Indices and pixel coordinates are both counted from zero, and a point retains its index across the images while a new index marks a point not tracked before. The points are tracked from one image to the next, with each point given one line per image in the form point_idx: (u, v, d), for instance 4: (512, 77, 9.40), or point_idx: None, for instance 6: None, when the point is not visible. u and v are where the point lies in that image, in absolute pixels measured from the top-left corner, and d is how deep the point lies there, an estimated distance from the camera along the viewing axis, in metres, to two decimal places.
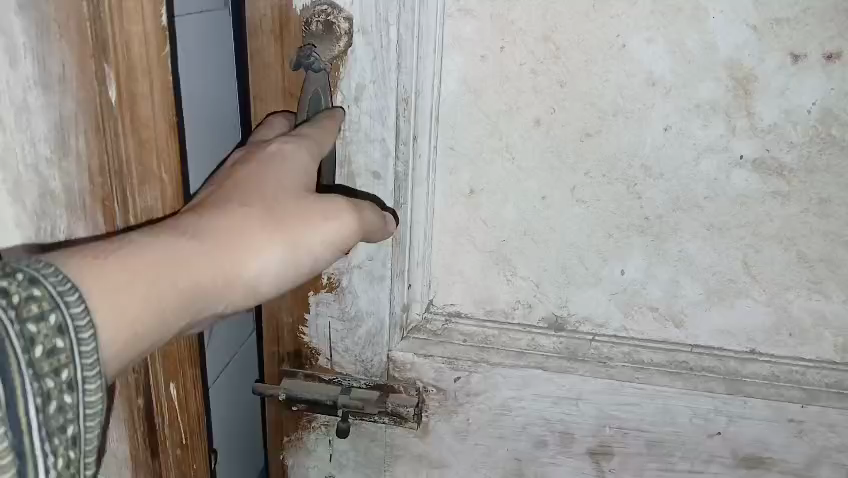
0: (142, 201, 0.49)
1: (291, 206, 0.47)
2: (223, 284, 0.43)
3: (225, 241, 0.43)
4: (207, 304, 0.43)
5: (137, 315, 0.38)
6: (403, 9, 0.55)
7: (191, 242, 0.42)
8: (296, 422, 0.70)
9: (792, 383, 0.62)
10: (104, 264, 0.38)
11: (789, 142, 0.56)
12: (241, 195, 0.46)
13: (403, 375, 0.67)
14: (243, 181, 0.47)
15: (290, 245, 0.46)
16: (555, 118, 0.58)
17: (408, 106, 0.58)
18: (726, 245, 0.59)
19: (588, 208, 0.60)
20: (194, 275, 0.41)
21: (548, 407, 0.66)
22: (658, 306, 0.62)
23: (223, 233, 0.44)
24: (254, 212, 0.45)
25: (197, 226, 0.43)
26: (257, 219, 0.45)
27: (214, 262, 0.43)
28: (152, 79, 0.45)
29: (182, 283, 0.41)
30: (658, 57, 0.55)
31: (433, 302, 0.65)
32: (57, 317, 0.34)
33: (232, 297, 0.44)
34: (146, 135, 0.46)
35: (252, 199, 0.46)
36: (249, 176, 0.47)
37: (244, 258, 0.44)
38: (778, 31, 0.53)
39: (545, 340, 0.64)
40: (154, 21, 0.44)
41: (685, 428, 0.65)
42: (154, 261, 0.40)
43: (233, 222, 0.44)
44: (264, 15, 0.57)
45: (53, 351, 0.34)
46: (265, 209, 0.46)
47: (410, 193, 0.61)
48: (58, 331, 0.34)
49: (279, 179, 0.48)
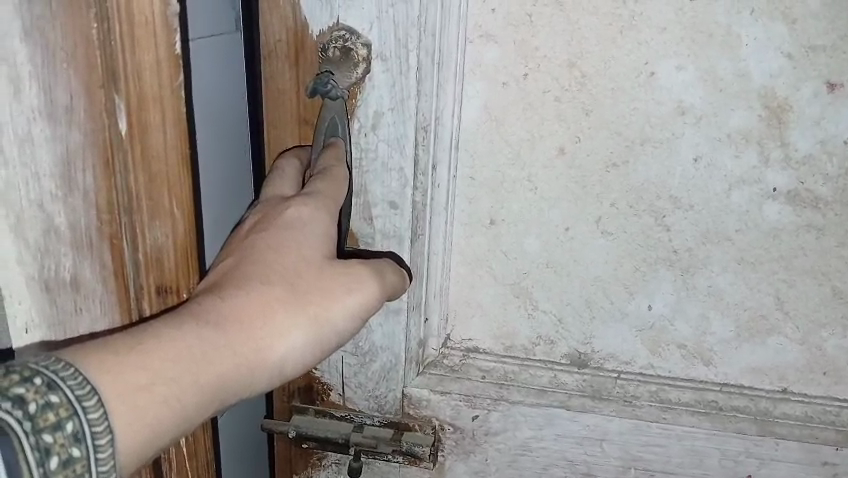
0: (151, 238, 0.47)
1: (314, 281, 0.45)
2: (248, 372, 0.42)
3: (248, 326, 0.42)
4: (232, 394, 0.41)
5: (158, 418, 0.37)
6: (424, 35, 0.53)
7: (218, 333, 0.41)
8: (306, 460, 0.67)
9: (827, 424, 0.59)
10: (121, 365, 0.36)
11: (824, 175, 0.54)
12: (262, 269, 0.44)
13: (419, 412, 0.64)
14: (262, 252, 0.45)
15: (314, 323, 0.45)
16: (580, 147, 0.56)
17: (427, 135, 0.56)
18: (758, 280, 0.57)
19: (613, 240, 0.58)
20: (217, 368, 0.40)
21: (571, 447, 0.63)
22: (686, 344, 0.59)
23: (248, 319, 0.42)
24: (275, 290, 0.44)
25: (224, 311, 0.42)
26: (283, 299, 0.44)
27: (238, 352, 0.41)
28: (162, 111, 0.44)
29: (207, 378, 0.39)
30: (688, 86, 0.53)
31: (450, 337, 0.63)
32: (74, 425, 0.34)
33: (259, 382, 0.43)
34: (155, 166, 0.45)
35: (274, 274, 0.44)
36: (267, 246, 0.46)
37: (267, 342, 0.42)
38: (814, 59, 0.51)
39: (568, 377, 0.61)
40: (166, 47, 0.42)
41: (714, 470, 0.62)
42: (175, 358, 0.38)
43: (253, 302, 0.43)
44: (278, 40, 0.55)
45: (68, 461, 0.33)
46: (291, 288, 0.44)
47: (428, 223, 0.59)
48: (73, 440, 0.34)
49: (300, 250, 0.46)
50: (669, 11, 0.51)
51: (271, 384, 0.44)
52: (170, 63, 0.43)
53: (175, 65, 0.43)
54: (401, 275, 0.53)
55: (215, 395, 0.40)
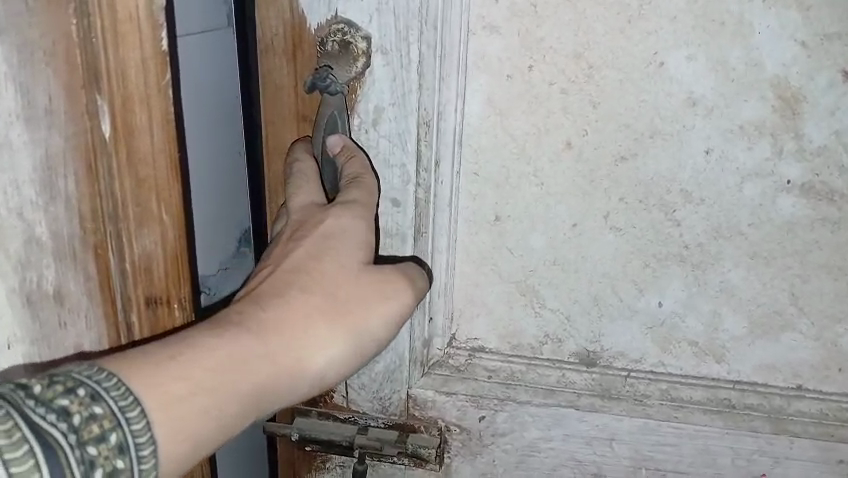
0: (139, 246, 0.48)
1: (348, 292, 0.48)
2: (286, 380, 0.45)
3: (286, 337, 0.45)
4: (270, 400, 0.44)
5: (199, 426, 0.40)
6: (425, 27, 0.51)
7: (257, 343, 0.43)
8: (310, 463, 0.66)
9: (843, 422, 0.57)
10: (161, 375, 0.39)
11: (840, 166, 0.52)
12: (299, 280, 0.47)
13: (424, 413, 0.62)
14: (299, 263, 0.48)
15: (348, 332, 0.48)
16: (587, 141, 0.54)
17: (429, 131, 0.54)
18: (771, 275, 0.55)
19: (622, 236, 0.56)
20: (255, 378, 0.43)
21: (580, 447, 0.61)
22: (698, 341, 0.58)
23: (287, 329, 0.45)
24: (311, 303, 0.47)
25: (263, 321, 0.44)
26: (318, 311, 0.47)
27: (276, 362, 0.44)
28: (150, 112, 0.45)
29: (247, 386, 0.42)
30: (699, 76, 0.52)
31: (456, 337, 0.61)
32: (117, 436, 0.36)
33: (297, 389, 0.46)
34: (142, 169, 0.46)
35: (310, 286, 0.47)
36: (305, 257, 0.49)
37: (304, 352, 0.46)
38: (828, 47, 0.50)
39: (576, 376, 0.59)
40: (154, 46, 0.44)
41: (727, 470, 0.60)
42: (215, 368, 0.41)
43: (290, 312, 0.46)
44: (275, 35, 0.54)
45: (113, 471, 0.36)
46: (327, 300, 0.47)
47: (432, 221, 0.57)
48: (117, 451, 0.36)
49: (335, 262, 0.49)
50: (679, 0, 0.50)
51: (304, 392, 0.47)
52: (156, 61, 0.44)
53: (161, 62, 0.45)
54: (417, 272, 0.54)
55: (253, 403, 0.43)
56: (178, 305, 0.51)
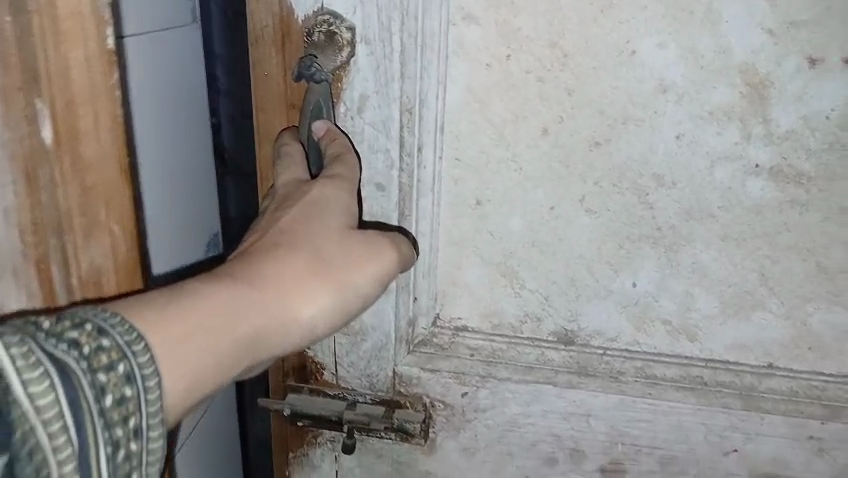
0: (87, 258, 0.50)
1: (336, 250, 0.50)
2: (278, 329, 0.46)
3: (278, 289, 0.46)
4: (262, 348, 0.45)
5: (197, 364, 0.40)
6: (406, 18, 0.54)
7: (250, 291, 0.44)
8: (302, 438, 0.68)
9: (813, 399, 0.59)
10: (161, 314, 0.39)
11: (807, 150, 0.54)
12: (289, 239, 0.49)
13: (410, 390, 0.64)
14: (289, 224, 0.50)
15: (338, 287, 0.49)
16: (563, 127, 0.56)
17: (412, 117, 0.56)
18: (742, 256, 0.57)
19: (598, 218, 0.58)
20: (249, 323, 0.44)
21: (558, 423, 0.63)
22: (672, 320, 0.60)
23: (279, 282, 0.46)
24: (302, 258, 0.48)
25: (255, 274, 0.46)
26: (308, 265, 0.48)
27: (270, 311, 0.45)
28: (95, 118, 0.46)
29: (242, 331, 0.43)
30: (670, 63, 0.53)
31: (440, 316, 0.63)
32: (125, 366, 0.36)
33: (288, 340, 0.47)
34: (88, 177, 0.48)
35: (300, 243, 0.49)
36: (294, 220, 0.50)
37: (296, 303, 0.47)
38: (795, 34, 0.51)
39: (554, 354, 0.62)
40: (97, 45, 0.45)
41: (700, 446, 0.61)
42: (211, 312, 0.42)
43: (281, 267, 0.47)
44: (265, 26, 0.56)
45: (122, 399, 0.35)
46: (316, 257, 0.49)
47: (415, 205, 0.59)
48: (125, 380, 0.35)
49: (323, 223, 0.50)
50: None
51: (295, 344, 0.48)
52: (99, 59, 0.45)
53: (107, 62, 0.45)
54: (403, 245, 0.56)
55: (247, 348, 0.44)
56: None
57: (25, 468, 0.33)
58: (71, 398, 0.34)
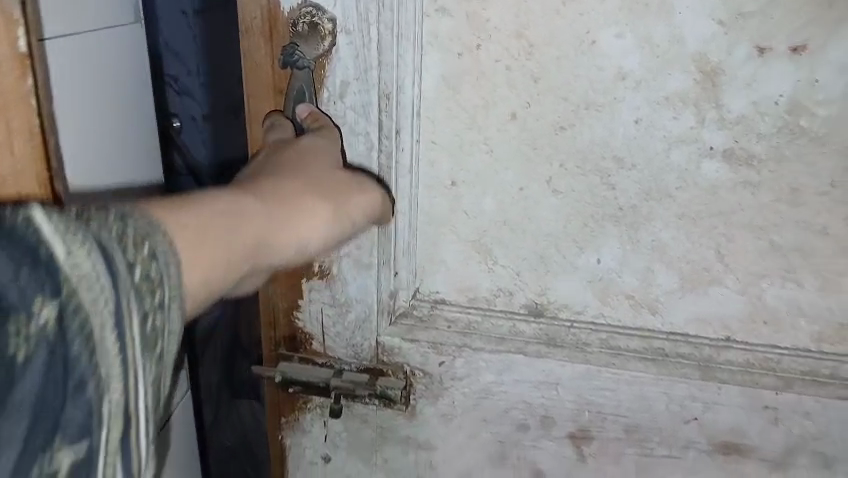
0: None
1: (329, 180, 0.51)
2: (280, 243, 0.45)
3: (281, 203, 0.46)
4: (267, 254, 0.44)
5: (218, 254, 0.38)
6: (383, 9, 0.58)
7: (256, 201, 0.44)
8: (293, 404, 0.73)
9: (768, 370, 0.62)
10: (181, 205, 0.38)
11: (758, 134, 0.57)
12: (284, 170, 0.50)
13: (392, 359, 0.69)
14: (282, 162, 0.52)
15: (335, 212, 0.50)
16: (530, 112, 0.60)
17: (389, 102, 0.61)
18: (698, 234, 0.61)
19: (563, 198, 0.62)
20: (258, 227, 0.43)
21: (529, 390, 0.67)
22: (634, 294, 0.64)
23: (281, 198, 0.47)
24: (298, 182, 0.49)
25: (256, 190, 0.46)
26: (306, 187, 0.49)
27: (274, 219, 0.45)
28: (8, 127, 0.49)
29: (253, 232, 0.42)
30: (628, 52, 0.57)
31: (420, 290, 0.67)
32: (153, 243, 0.34)
33: (285, 254, 0.46)
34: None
35: (296, 173, 0.50)
36: (294, 160, 0.52)
37: (299, 221, 0.47)
38: (745, 24, 0.55)
39: (525, 326, 0.66)
40: (7, 48, 0.47)
41: (662, 414, 0.65)
42: (224, 209, 0.41)
43: (279, 188, 0.47)
44: (254, 16, 0.61)
45: (149, 274, 0.33)
46: (312, 182, 0.50)
47: (395, 184, 0.64)
48: (153, 256, 0.33)
49: (316, 163, 0.53)
50: None
51: (289, 261, 0.47)
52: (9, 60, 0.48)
53: (20, 66, 0.48)
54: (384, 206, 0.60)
55: (256, 250, 0.42)
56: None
57: (66, 328, 0.30)
58: (110, 267, 0.31)
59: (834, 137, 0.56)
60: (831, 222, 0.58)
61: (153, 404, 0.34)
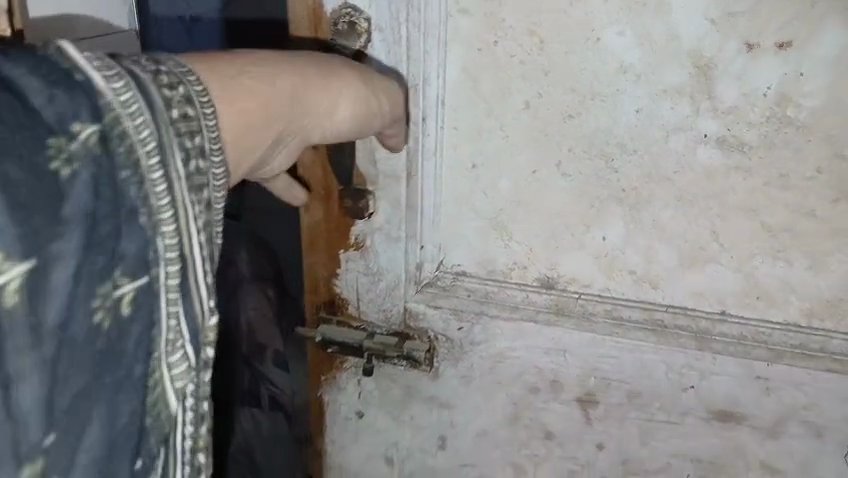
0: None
1: (362, 68, 0.60)
2: (316, 101, 0.55)
3: (321, 70, 0.56)
4: (304, 116, 0.54)
5: (246, 103, 0.50)
6: (411, 10, 0.66)
7: (295, 64, 0.54)
8: (331, 363, 0.81)
9: (760, 343, 0.67)
10: (218, 61, 0.50)
11: (748, 122, 0.62)
12: (332, 56, 0.59)
13: (417, 324, 0.77)
14: (329, 56, 0.61)
15: (367, 88, 0.59)
16: (541, 102, 0.67)
17: (416, 93, 0.69)
18: (695, 215, 0.66)
19: (572, 180, 0.69)
20: (292, 84, 0.53)
21: (540, 356, 0.74)
22: (636, 270, 0.69)
23: (321, 67, 0.56)
24: (341, 62, 0.58)
25: (301, 57, 0.56)
26: (346, 67, 0.58)
27: (312, 81, 0.54)
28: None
29: (285, 85, 0.52)
30: (629, 48, 0.63)
31: (443, 263, 0.75)
32: (184, 90, 0.44)
33: (322, 118, 0.56)
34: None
35: (339, 58, 0.59)
36: (337, 57, 0.61)
37: (335, 85, 0.56)
38: (734, 22, 0.60)
39: (537, 296, 0.73)
40: None
41: (662, 381, 0.70)
42: (258, 67, 0.51)
43: (322, 60, 0.57)
44: (301, 16, 0.70)
45: (185, 115, 0.44)
46: (352, 66, 0.59)
47: (420, 165, 0.71)
48: (186, 100, 0.44)
49: (355, 60, 0.62)
50: None
51: (336, 122, 0.57)
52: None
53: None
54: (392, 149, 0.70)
55: (291, 105, 0.53)
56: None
57: (114, 152, 0.40)
58: (147, 99, 0.42)
59: (819, 126, 0.61)
60: (818, 206, 0.63)
61: (204, 223, 0.47)
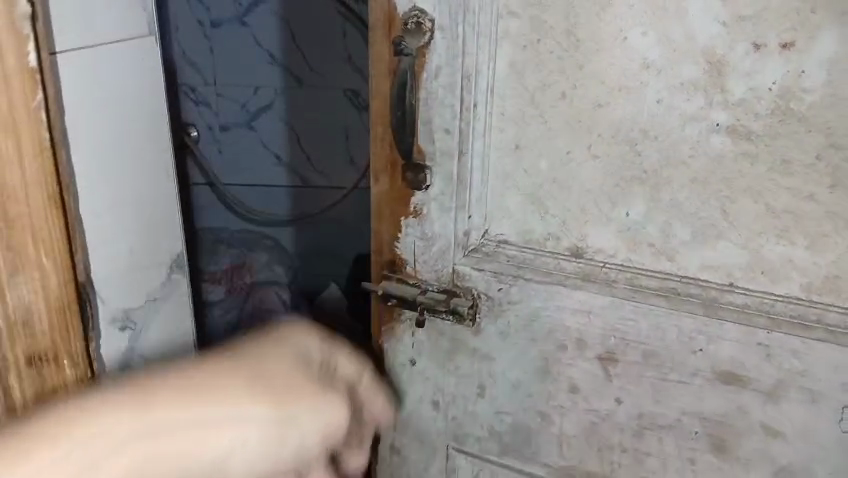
0: (16, 294, 0.72)
1: (280, 379, 0.80)
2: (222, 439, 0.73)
3: (201, 391, 0.75)
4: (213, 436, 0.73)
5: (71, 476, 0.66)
6: (467, 12, 0.79)
7: (166, 398, 0.73)
8: (390, 315, 0.94)
9: (761, 312, 0.75)
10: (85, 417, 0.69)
11: (755, 113, 0.71)
12: (227, 369, 0.78)
13: (463, 284, 0.88)
14: (212, 366, 0.78)
15: (277, 411, 0.77)
16: (575, 92, 0.78)
17: (469, 82, 0.81)
18: (707, 195, 0.75)
19: (600, 162, 0.79)
20: (169, 417, 0.72)
21: (568, 316, 0.84)
22: (655, 243, 0.78)
23: (208, 390, 0.75)
24: (239, 384, 0.77)
25: (174, 383, 0.74)
26: (243, 388, 0.77)
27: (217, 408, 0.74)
28: (21, 146, 0.69)
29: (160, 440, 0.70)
30: (651, 46, 0.73)
31: (488, 231, 0.86)
32: None
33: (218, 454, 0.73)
34: (12, 204, 0.70)
35: (231, 370, 0.78)
36: (261, 363, 0.81)
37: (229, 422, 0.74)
38: (743, 25, 0.69)
39: (567, 263, 0.83)
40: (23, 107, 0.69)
41: (674, 343, 0.79)
42: (125, 418, 0.70)
43: (234, 392, 0.76)
44: (378, 17, 0.82)
45: None
46: (258, 377, 0.79)
47: (471, 145, 0.83)
48: None
49: (268, 372, 0.80)
50: None
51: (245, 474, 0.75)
52: (18, 76, 0.67)
53: (28, 77, 0.68)
54: (370, 427, 0.92)
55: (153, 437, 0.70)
56: (66, 362, 0.77)
57: None
58: None
59: (819, 118, 0.69)
60: (817, 191, 0.70)
61: None
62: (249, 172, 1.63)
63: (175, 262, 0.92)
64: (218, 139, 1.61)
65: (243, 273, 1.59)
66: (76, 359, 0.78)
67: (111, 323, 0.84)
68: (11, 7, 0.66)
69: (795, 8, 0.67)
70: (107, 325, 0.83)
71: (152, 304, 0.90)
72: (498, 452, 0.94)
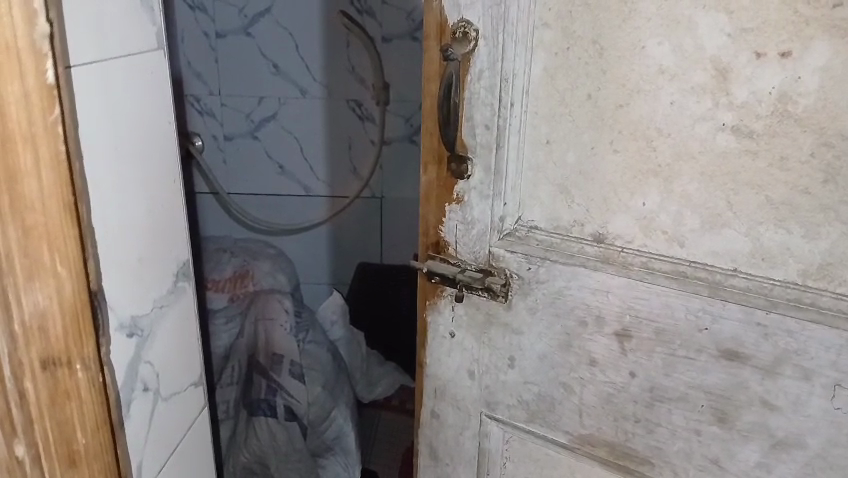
0: (31, 302, 0.56)
1: None
2: None
3: None
4: None
5: None
6: (504, 24, 0.89)
7: None
8: (434, 290, 1.07)
9: (761, 294, 0.83)
10: None
11: (757, 115, 0.79)
12: None
13: (498, 264, 1.00)
14: None
15: None
16: (599, 94, 0.87)
17: (505, 84, 0.91)
18: (714, 187, 0.83)
19: (620, 156, 0.88)
20: None
21: (589, 295, 0.94)
22: (667, 231, 0.88)
23: None
24: None
25: None
26: None
27: None
28: (38, 157, 0.53)
29: None
30: (665, 55, 0.82)
31: (521, 218, 0.98)
32: None
33: None
34: (28, 215, 0.54)
35: None
36: None
37: None
38: (746, 36, 0.77)
39: (589, 248, 0.93)
40: (35, 79, 0.52)
41: (681, 321, 0.89)
42: None
43: None
44: (432, 26, 0.94)
45: None
46: None
47: (507, 140, 0.94)
48: None
49: None
50: (652, 8, 0.81)
51: None
52: (38, 93, 0.52)
53: (47, 96, 0.53)
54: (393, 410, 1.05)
55: None
56: (78, 366, 0.60)
57: None
58: None
59: (812, 119, 0.76)
60: (811, 185, 0.77)
61: None
62: (261, 187, 2.45)
63: (182, 271, 0.83)
64: (223, 149, 2.40)
65: (245, 282, 2.17)
66: (89, 364, 0.61)
67: (119, 328, 0.70)
68: (31, 28, 0.51)
69: (790, 22, 0.74)
70: (116, 332, 0.69)
71: (159, 310, 0.78)
72: (525, 419, 1.08)
